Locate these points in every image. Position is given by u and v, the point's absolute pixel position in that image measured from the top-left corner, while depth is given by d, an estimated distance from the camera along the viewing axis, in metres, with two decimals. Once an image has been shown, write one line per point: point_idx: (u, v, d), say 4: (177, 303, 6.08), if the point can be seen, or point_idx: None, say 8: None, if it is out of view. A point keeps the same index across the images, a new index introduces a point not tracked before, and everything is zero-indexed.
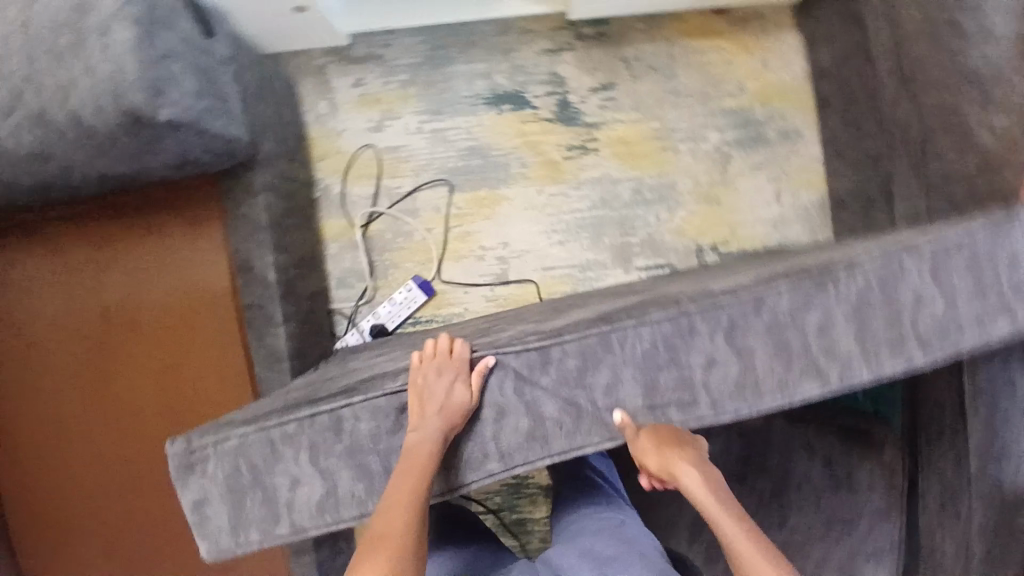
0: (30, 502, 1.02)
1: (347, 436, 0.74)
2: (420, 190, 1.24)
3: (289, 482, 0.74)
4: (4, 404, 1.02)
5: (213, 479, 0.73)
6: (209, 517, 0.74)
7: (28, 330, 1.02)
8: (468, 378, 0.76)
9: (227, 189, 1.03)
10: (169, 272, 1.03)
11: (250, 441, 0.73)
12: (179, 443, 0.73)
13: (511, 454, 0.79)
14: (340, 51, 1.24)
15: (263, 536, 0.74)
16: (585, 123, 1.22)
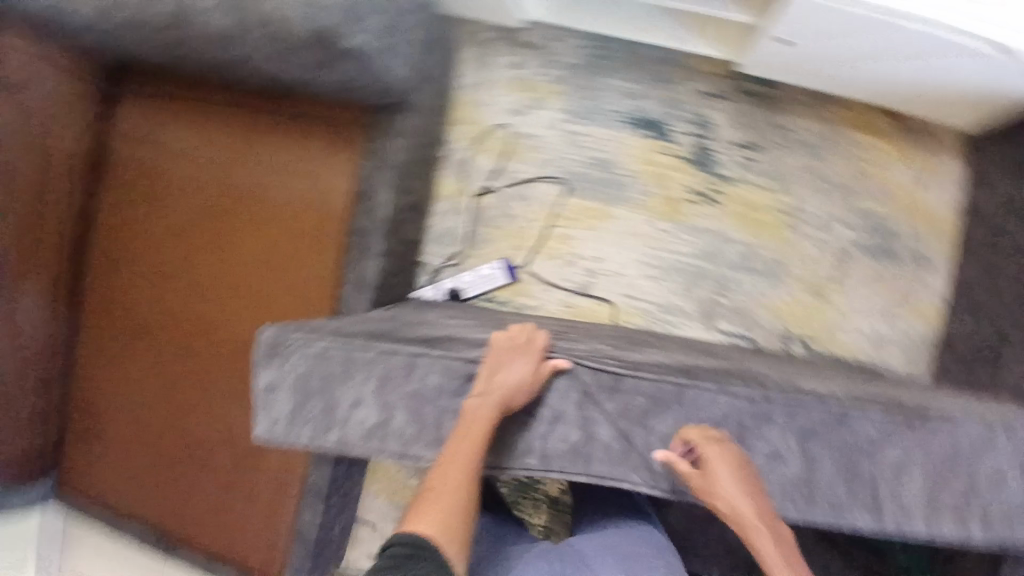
0: (121, 332, 1.15)
1: (413, 380, 0.81)
2: (538, 182, 1.26)
3: (350, 400, 0.82)
4: (128, 243, 1.15)
5: (289, 372, 0.83)
6: (275, 402, 0.83)
7: (165, 186, 1.12)
8: (539, 372, 0.79)
9: (372, 121, 1.07)
10: (297, 180, 1.09)
11: (331, 353, 0.82)
12: (271, 332, 0.83)
13: (551, 458, 0.81)
14: (511, 32, 1.25)
15: (313, 437, 0.83)
16: (718, 174, 1.19)
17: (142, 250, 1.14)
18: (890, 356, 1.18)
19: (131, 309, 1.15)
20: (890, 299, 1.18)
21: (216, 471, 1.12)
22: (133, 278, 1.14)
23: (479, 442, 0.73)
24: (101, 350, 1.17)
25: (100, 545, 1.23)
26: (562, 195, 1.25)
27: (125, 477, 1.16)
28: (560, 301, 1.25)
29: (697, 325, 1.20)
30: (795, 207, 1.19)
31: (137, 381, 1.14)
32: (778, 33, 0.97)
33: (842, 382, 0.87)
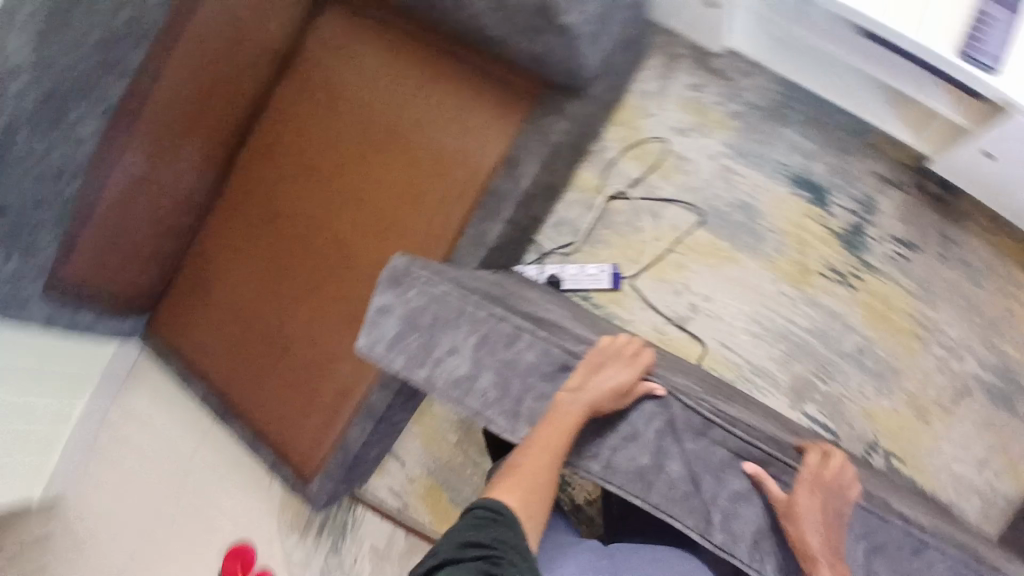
0: (253, 213, 1.23)
1: (511, 351, 0.84)
2: (674, 205, 1.23)
3: (448, 348, 0.87)
4: (287, 136, 1.22)
5: (404, 301, 0.88)
6: (382, 324, 0.89)
7: (337, 97, 1.18)
8: (634, 387, 0.79)
9: (546, 97, 1.08)
10: (456, 129, 1.12)
11: (447, 299, 0.86)
12: (402, 261, 0.89)
13: (614, 471, 0.81)
14: (704, 52, 1.22)
15: (403, 367, 0.88)
16: (867, 262, 1.14)
17: (296, 145, 1.21)
18: (967, 504, 1.10)
19: (268, 193, 1.22)
20: (991, 447, 1.10)
21: (286, 365, 1.18)
22: (280, 167, 1.22)
23: (566, 434, 0.75)
24: (227, 220, 1.25)
25: (167, 386, 1.50)
26: (692, 224, 1.22)
27: (207, 339, 1.24)
28: (653, 323, 1.23)
29: (783, 399, 1.16)
30: (933, 323, 1.12)
31: (250, 259, 1.22)
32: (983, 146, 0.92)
33: (925, 514, 0.82)
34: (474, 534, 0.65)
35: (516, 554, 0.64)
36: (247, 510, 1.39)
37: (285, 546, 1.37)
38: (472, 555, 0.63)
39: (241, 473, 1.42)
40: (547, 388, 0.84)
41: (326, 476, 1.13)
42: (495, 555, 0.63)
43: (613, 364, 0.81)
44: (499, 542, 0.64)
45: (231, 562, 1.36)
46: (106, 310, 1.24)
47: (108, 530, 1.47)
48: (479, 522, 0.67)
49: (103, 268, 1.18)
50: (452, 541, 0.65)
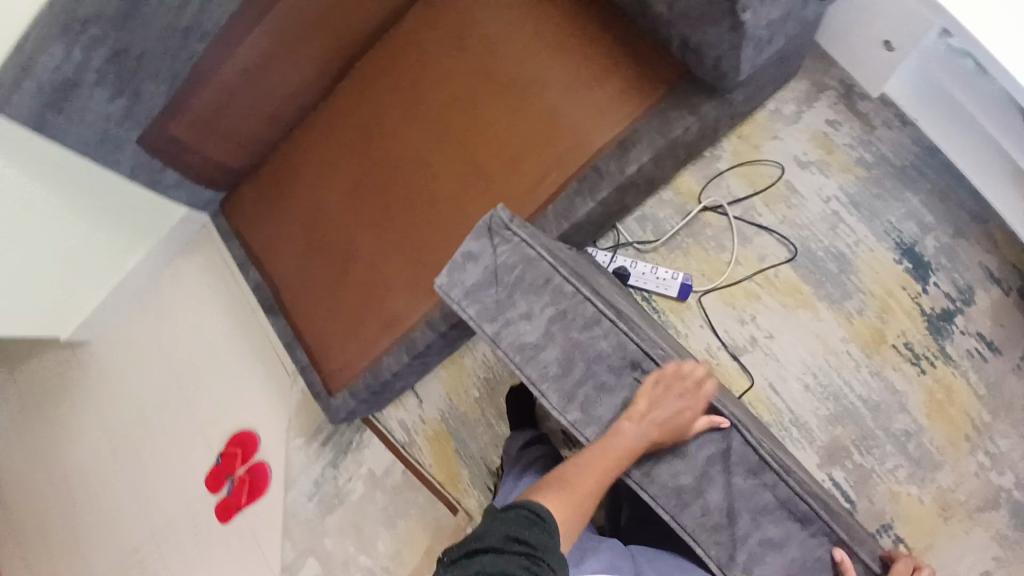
0: (355, 121, 1.22)
1: (586, 334, 0.83)
2: (770, 234, 1.19)
3: (524, 311, 0.85)
4: (412, 55, 1.20)
5: (495, 253, 0.86)
6: (465, 269, 0.87)
7: (472, 30, 1.15)
8: (693, 417, 0.78)
9: (682, 90, 1.04)
10: (580, 97, 1.07)
11: (540, 264, 0.85)
12: (505, 213, 0.87)
13: (651, 481, 0.80)
14: (853, 91, 1.18)
15: (474, 317, 0.86)
16: (945, 350, 1.10)
17: (417, 67, 1.18)
18: None
19: (375, 108, 1.21)
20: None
21: (342, 280, 1.17)
22: (394, 84, 1.20)
23: (621, 458, 0.77)
24: (329, 123, 1.25)
25: (219, 263, 1.53)
26: (782, 260, 1.18)
27: (275, 230, 1.25)
28: (706, 343, 1.20)
29: (812, 455, 1.12)
30: (989, 428, 1.07)
31: (338, 168, 1.22)
32: None
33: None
34: (518, 530, 0.66)
35: (554, 559, 0.65)
36: (263, 400, 1.44)
37: (287, 445, 1.40)
38: (514, 549, 0.63)
39: (265, 364, 1.45)
40: (610, 380, 0.83)
41: (350, 394, 1.14)
42: (537, 554, 0.64)
43: (674, 392, 0.79)
44: (541, 544, 0.65)
45: (232, 446, 1.42)
46: (192, 176, 1.29)
47: (142, 370, 1.58)
48: (524, 520, 0.68)
49: (205, 131, 1.22)
50: (498, 531, 0.66)
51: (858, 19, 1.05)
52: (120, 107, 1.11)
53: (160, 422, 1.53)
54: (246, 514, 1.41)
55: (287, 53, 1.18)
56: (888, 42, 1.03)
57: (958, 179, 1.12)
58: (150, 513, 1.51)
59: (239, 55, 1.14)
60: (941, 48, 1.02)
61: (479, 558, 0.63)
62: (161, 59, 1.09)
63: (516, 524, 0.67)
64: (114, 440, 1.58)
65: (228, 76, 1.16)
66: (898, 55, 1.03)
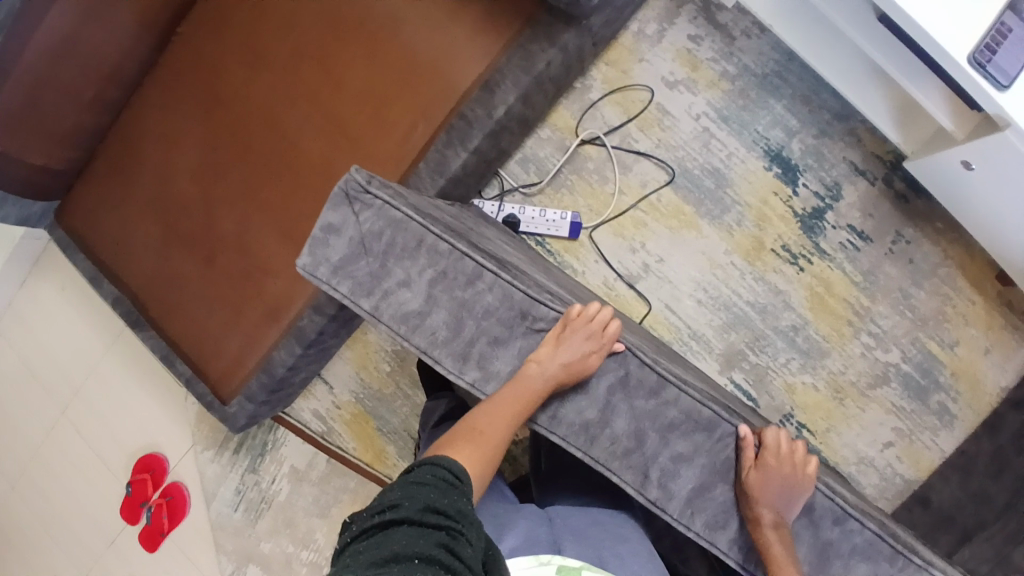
0: (196, 89, 1.10)
1: (471, 291, 0.80)
2: (648, 159, 1.19)
3: (400, 279, 0.81)
4: (247, 8, 1.09)
5: (358, 222, 0.80)
6: (329, 244, 0.81)
7: None
8: (597, 361, 0.78)
9: (539, 22, 0.99)
10: (434, 33, 1.01)
11: (408, 226, 0.80)
12: (361, 175, 0.80)
13: (559, 423, 0.80)
14: (710, 3, 1.17)
15: (348, 294, 0.82)
16: (820, 246, 1.15)
17: (255, 21, 1.08)
18: (871, 486, 1.14)
19: (215, 74, 1.09)
20: (900, 438, 1.13)
21: (217, 273, 1.08)
22: (232, 45, 1.09)
23: (525, 402, 0.75)
24: (166, 98, 1.12)
25: (78, 280, 1.38)
26: (662, 183, 1.19)
27: (126, 225, 1.13)
28: (603, 277, 1.20)
29: (713, 364, 1.17)
30: (868, 312, 1.14)
31: (187, 146, 1.10)
32: (964, 157, 0.90)
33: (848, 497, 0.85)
34: (438, 498, 0.58)
35: (474, 529, 0.57)
36: (161, 418, 1.34)
37: (198, 459, 1.33)
38: (434, 522, 0.55)
39: (154, 378, 1.34)
40: (503, 334, 0.81)
41: (247, 397, 1.07)
42: (457, 527, 0.56)
43: (580, 336, 0.78)
44: (460, 513, 0.58)
45: (140, 472, 1.32)
46: (17, 191, 1.12)
47: (19, 408, 1.43)
48: (441, 486, 0.60)
49: (21, 127, 1.06)
50: (414, 499, 0.57)
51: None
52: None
53: (53, 462, 1.41)
54: (172, 538, 1.33)
55: (100, 22, 1.04)
56: None
57: (819, 82, 1.14)
58: (64, 557, 1.40)
59: (45, 31, 1.01)
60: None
61: (394, 533, 0.54)
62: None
63: (435, 492, 0.59)
64: (8, 491, 1.45)
65: (36, 58, 1.01)
66: None
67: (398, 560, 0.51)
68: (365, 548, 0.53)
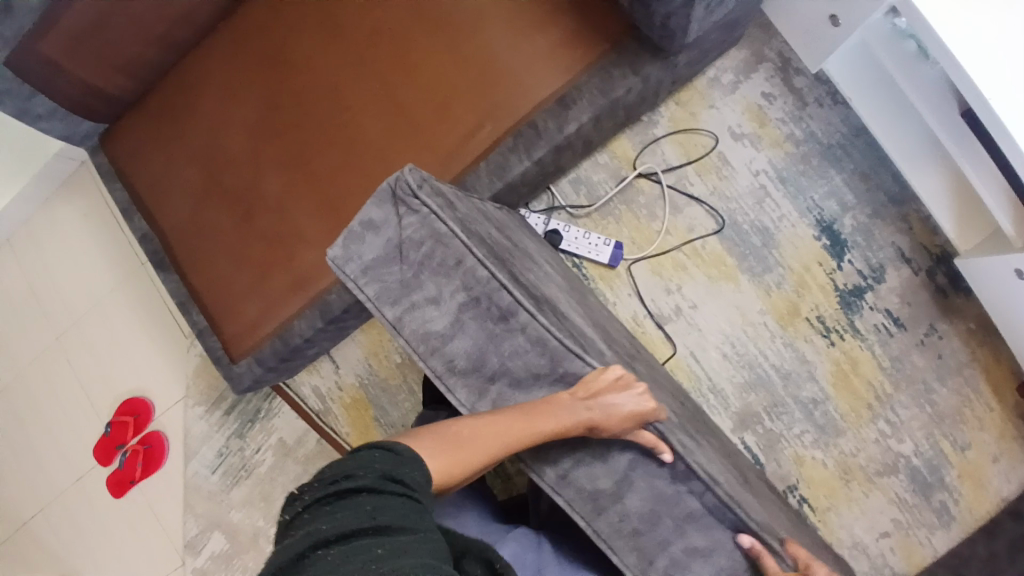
0: (266, 46, 1.08)
1: (500, 328, 0.73)
2: (700, 205, 1.19)
3: (430, 296, 0.74)
4: None
5: (399, 225, 0.75)
6: (364, 241, 0.75)
7: None
8: (628, 422, 0.69)
9: (627, 48, 0.99)
10: (518, 43, 1.01)
11: (451, 241, 0.74)
12: (414, 177, 0.75)
13: (567, 484, 0.70)
14: (789, 65, 1.18)
15: (373, 298, 0.75)
16: (854, 323, 1.15)
17: None
18: (861, 574, 1.12)
19: (290, 37, 1.08)
20: (900, 530, 1.12)
21: (251, 234, 1.05)
22: (314, 13, 1.08)
23: (529, 435, 0.66)
24: (235, 48, 1.09)
25: (104, 211, 1.35)
26: (709, 231, 1.19)
27: (165, 167, 1.09)
28: (633, 312, 1.20)
29: (726, 422, 1.16)
30: (888, 399, 1.14)
31: (246, 102, 1.08)
32: (1015, 264, 0.89)
33: None
34: (393, 466, 0.56)
35: (426, 497, 0.58)
36: (155, 362, 1.30)
37: (186, 413, 1.28)
38: (395, 490, 0.54)
39: (157, 321, 1.31)
40: (526, 379, 0.74)
41: (256, 361, 1.05)
42: (416, 496, 0.56)
43: (624, 387, 0.71)
44: (415, 483, 0.57)
45: (123, 414, 1.28)
46: (68, 103, 1.06)
47: (16, 328, 1.39)
48: (394, 455, 0.58)
49: (84, 46, 1.02)
50: (369, 467, 0.55)
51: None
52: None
53: (36, 385, 1.36)
54: (141, 488, 1.29)
55: None
56: (835, 18, 0.93)
57: (880, 162, 1.15)
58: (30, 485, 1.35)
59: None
60: (887, 28, 0.93)
61: (356, 499, 0.52)
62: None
63: (390, 460, 0.57)
64: None
65: None
66: (845, 33, 0.93)
67: (374, 522, 0.50)
68: (326, 514, 0.51)
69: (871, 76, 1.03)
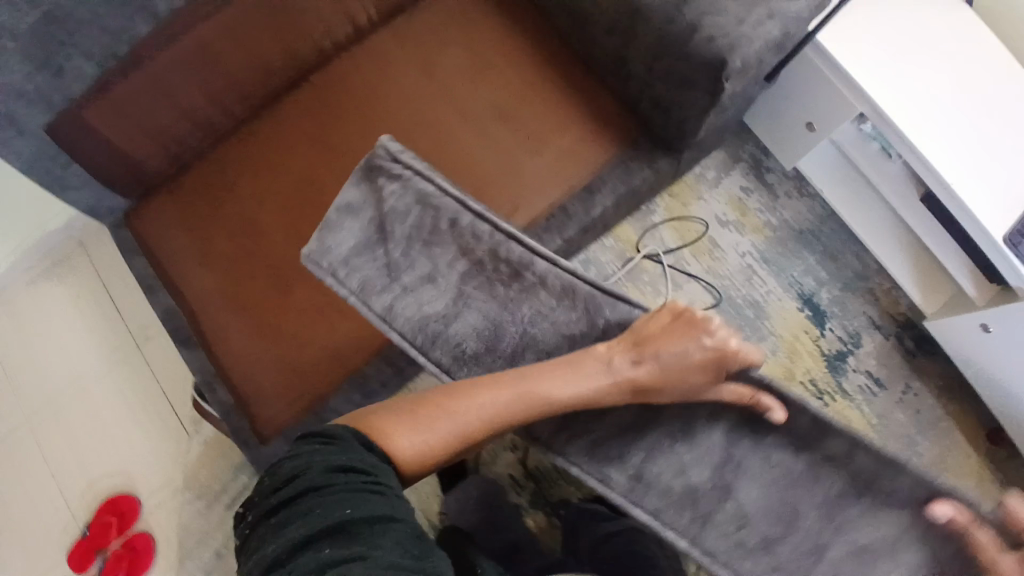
0: (304, 128, 1.15)
1: (514, 289, 0.93)
2: (698, 282, 1.33)
3: (424, 274, 0.95)
4: (373, 74, 1.18)
5: (384, 203, 0.95)
6: (340, 227, 0.94)
7: (443, 63, 1.18)
8: (693, 371, 0.79)
9: (642, 145, 1.15)
10: (550, 141, 1.14)
11: (441, 206, 0.94)
12: (385, 154, 0.95)
13: (650, 488, 0.85)
14: (760, 164, 1.38)
15: (356, 289, 0.93)
16: (842, 385, 1.28)
17: (382, 88, 1.17)
18: None
19: (330, 122, 1.15)
20: None
21: (286, 306, 1.05)
22: (354, 101, 1.17)
23: (566, 392, 0.78)
24: (275, 133, 1.15)
25: (97, 290, 1.30)
26: (708, 305, 1.31)
27: (196, 241, 1.10)
28: None
29: None
30: None
31: (279, 174, 1.12)
32: (983, 320, 1.07)
33: None
34: (337, 456, 0.62)
35: (384, 472, 0.64)
36: (146, 451, 1.21)
37: (181, 507, 1.17)
38: (343, 477, 0.60)
39: (152, 406, 1.23)
40: (546, 339, 0.91)
41: (289, 440, 1.01)
42: (370, 474, 0.62)
43: (683, 328, 0.81)
44: (367, 463, 0.63)
45: (105, 515, 1.16)
46: (101, 177, 1.09)
47: None
48: (340, 446, 0.64)
49: (129, 119, 1.05)
50: (313, 466, 0.60)
51: (786, 99, 1.19)
52: (36, 83, 0.96)
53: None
54: None
55: (246, 55, 1.09)
56: (812, 124, 1.17)
57: (846, 244, 1.33)
58: None
59: (190, 40, 1.03)
60: (856, 132, 1.17)
61: (307, 499, 0.58)
62: (99, 37, 0.98)
63: (328, 450, 0.63)
64: None
65: (172, 62, 1.04)
66: (819, 135, 1.18)
67: (323, 519, 0.56)
68: (282, 521, 0.57)
69: (839, 170, 1.26)
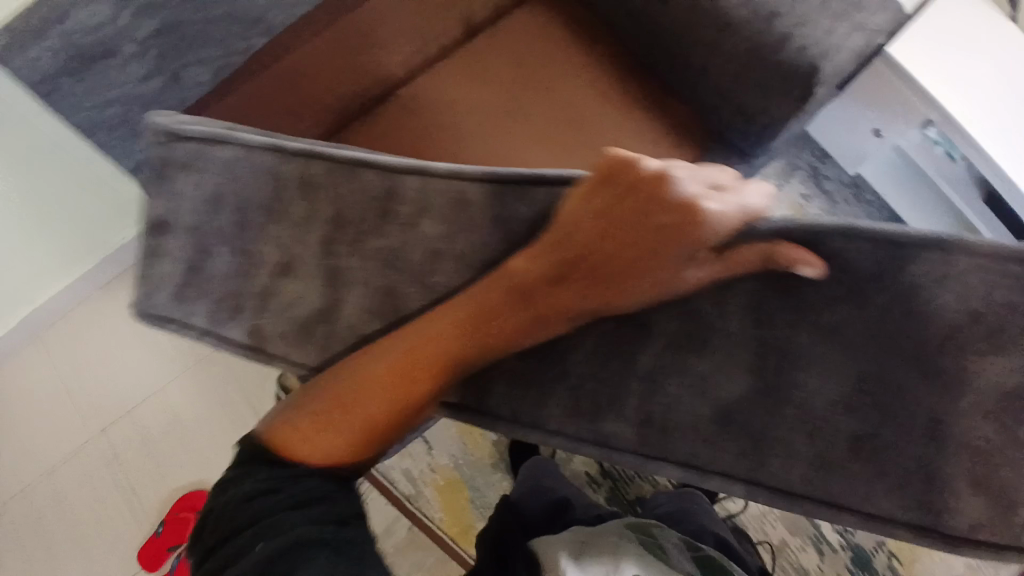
0: (382, 136, 1.17)
1: (394, 229, 0.87)
2: None
3: (270, 256, 0.91)
4: (449, 85, 1.21)
5: (194, 193, 0.92)
6: (168, 236, 0.93)
7: (518, 75, 1.22)
8: (664, 266, 0.69)
9: (716, 154, 1.20)
10: (626, 150, 1.18)
11: (265, 167, 0.92)
12: (166, 146, 0.94)
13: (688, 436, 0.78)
14: (818, 172, 1.43)
15: (205, 310, 0.93)
16: None
17: (458, 98, 1.20)
18: None
19: (408, 130, 1.18)
20: None
21: None
22: (431, 110, 1.19)
23: (455, 340, 0.76)
24: (354, 141, 1.17)
25: None
26: None
27: None
28: None
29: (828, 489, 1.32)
30: None
31: None
32: None
33: None
34: (242, 489, 0.67)
35: (292, 482, 0.68)
36: (211, 453, 1.41)
37: None
38: (247, 510, 0.65)
39: (216, 414, 1.42)
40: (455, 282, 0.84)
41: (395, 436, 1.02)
42: (275, 495, 0.66)
43: (636, 207, 0.68)
44: (270, 482, 0.68)
45: (180, 511, 1.36)
46: None
47: (53, 422, 1.46)
48: (241, 475, 0.69)
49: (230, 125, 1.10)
50: (223, 515, 0.66)
51: (851, 112, 1.27)
52: (155, 86, 1.03)
53: (75, 479, 1.42)
54: None
55: (339, 67, 1.14)
56: (879, 131, 1.24)
57: None
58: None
59: (291, 58, 1.11)
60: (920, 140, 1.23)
61: (222, 549, 0.63)
62: (213, 46, 1.05)
63: (234, 484, 0.68)
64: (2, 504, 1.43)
65: (276, 74, 1.10)
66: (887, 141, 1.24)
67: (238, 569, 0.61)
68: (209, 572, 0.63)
69: (902, 175, 1.33)
